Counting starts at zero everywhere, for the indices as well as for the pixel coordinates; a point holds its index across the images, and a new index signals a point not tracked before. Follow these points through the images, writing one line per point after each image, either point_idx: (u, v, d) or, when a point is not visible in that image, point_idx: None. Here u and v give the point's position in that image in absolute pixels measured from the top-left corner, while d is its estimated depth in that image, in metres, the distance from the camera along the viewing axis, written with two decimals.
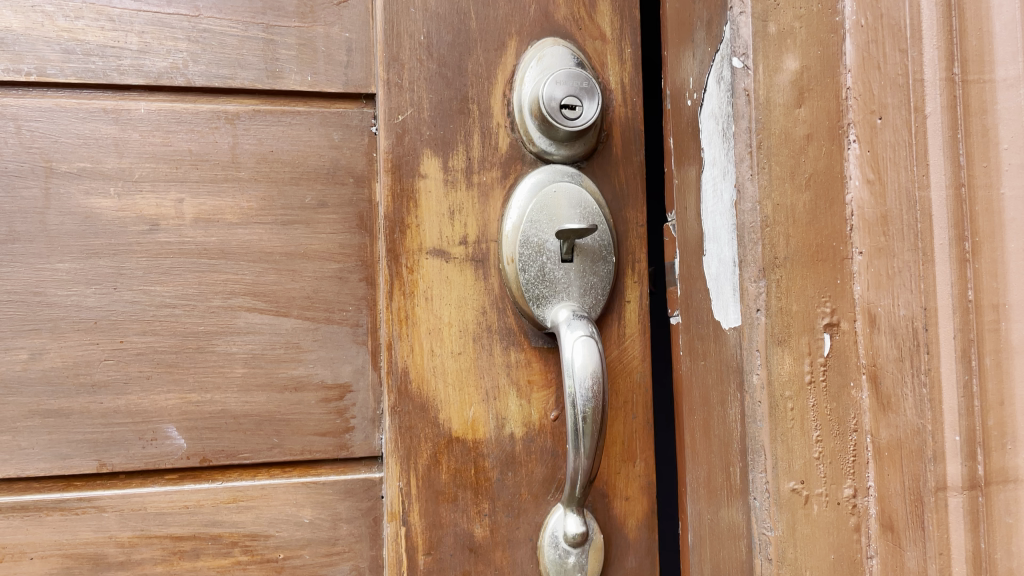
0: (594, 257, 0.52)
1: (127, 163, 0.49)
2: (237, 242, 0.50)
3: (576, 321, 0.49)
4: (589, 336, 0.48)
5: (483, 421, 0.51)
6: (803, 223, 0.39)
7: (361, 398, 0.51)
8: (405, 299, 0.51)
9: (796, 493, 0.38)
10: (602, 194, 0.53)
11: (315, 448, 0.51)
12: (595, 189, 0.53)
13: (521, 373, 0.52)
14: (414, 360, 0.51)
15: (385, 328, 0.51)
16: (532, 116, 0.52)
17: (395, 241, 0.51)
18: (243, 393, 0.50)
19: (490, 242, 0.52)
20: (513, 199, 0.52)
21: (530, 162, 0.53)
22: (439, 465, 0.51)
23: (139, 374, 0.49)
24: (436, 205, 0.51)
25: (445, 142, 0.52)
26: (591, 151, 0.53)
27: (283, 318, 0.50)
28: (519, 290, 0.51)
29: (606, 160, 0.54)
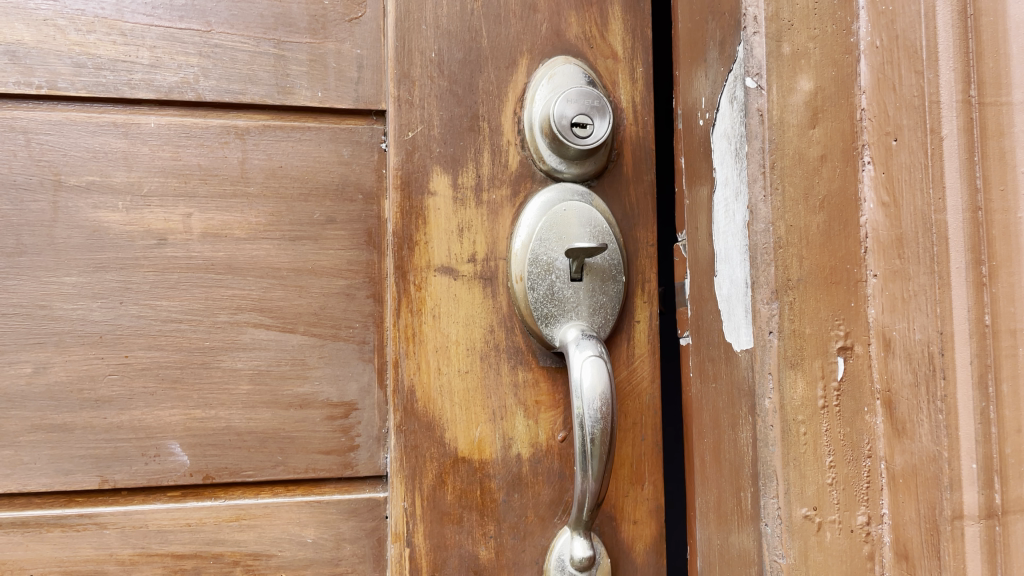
0: (604, 276, 0.51)
1: (136, 176, 0.49)
2: (244, 257, 0.50)
3: (586, 341, 0.49)
4: (598, 357, 0.47)
5: (490, 441, 0.51)
6: (817, 245, 0.38)
7: (366, 416, 0.51)
8: (413, 316, 0.50)
9: (808, 519, 0.37)
10: (612, 213, 0.53)
11: (319, 466, 0.50)
12: (606, 208, 0.53)
13: (528, 393, 0.52)
14: (420, 379, 0.50)
15: (391, 345, 0.50)
16: (542, 134, 0.51)
17: (403, 258, 0.50)
18: (248, 410, 0.49)
19: (499, 261, 0.52)
20: (522, 218, 0.52)
21: (540, 180, 0.53)
22: (445, 485, 0.50)
23: (144, 389, 0.48)
24: (445, 223, 0.51)
25: (455, 159, 0.52)
26: (601, 170, 0.53)
27: (290, 335, 0.50)
28: (528, 309, 0.50)
29: (617, 179, 0.54)
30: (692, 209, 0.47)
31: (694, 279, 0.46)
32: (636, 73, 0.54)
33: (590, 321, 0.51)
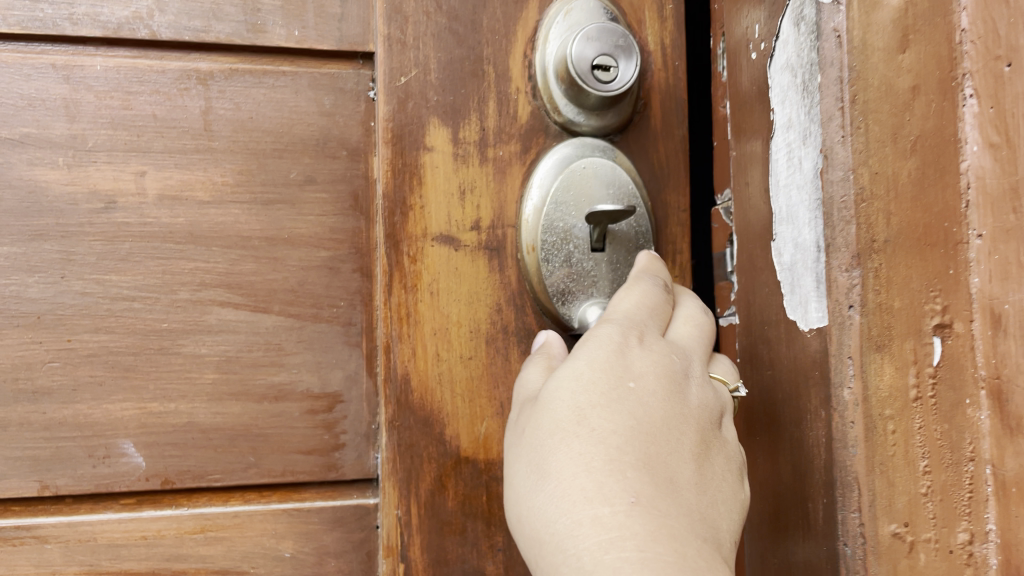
0: (629, 246, 0.44)
1: (79, 129, 0.42)
2: (208, 224, 0.43)
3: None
4: None
5: (497, 439, 0.44)
6: (908, 198, 0.31)
7: (353, 410, 0.44)
8: (407, 293, 0.43)
9: (898, 539, 0.31)
10: (638, 173, 0.46)
11: (298, 469, 0.43)
12: (628, 166, 0.45)
13: None
14: (416, 366, 0.43)
15: (382, 327, 0.43)
16: (558, 81, 0.44)
17: (395, 225, 0.43)
18: (214, 403, 0.42)
19: (507, 228, 0.44)
20: (534, 178, 0.44)
21: (554, 135, 0.45)
22: (446, 491, 0.43)
23: (90, 379, 0.41)
24: (444, 183, 0.44)
25: (455, 109, 0.44)
26: (625, 123, 0.46)
27: (263, 316, 0.43)
28: (541, 285, 0.43)
29: (644, 134, 0.46)
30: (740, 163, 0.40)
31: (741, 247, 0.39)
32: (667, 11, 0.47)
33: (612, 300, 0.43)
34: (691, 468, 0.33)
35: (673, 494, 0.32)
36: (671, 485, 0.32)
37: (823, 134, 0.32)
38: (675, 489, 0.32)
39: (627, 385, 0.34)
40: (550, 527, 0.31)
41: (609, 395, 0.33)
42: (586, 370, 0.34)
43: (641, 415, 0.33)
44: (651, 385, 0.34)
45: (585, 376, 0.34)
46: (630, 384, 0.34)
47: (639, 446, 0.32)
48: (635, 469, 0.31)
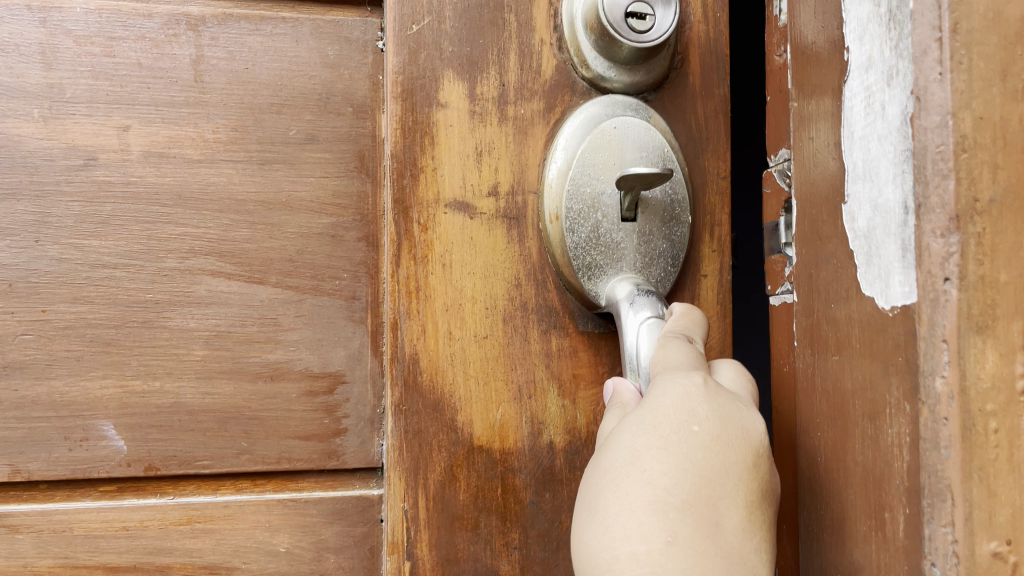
0: (664, 216, 0.40)
1: (56, 77, 0.37)
2: (198, 185, 0.39)
3: (651, 295, 0.37)
4: (659, 319, 0.36)
5: (514, 427, 0.40)
6: (1010, 153, 0.28)
7: (356, 392, 0.40)
8: (417, 265, 0.39)
9: (996, 555, 0.27)
10: (674, 135, 0.41)
11: (295, 456, 0.39)
12: (664, 127, 0.41)
13: (564, 365, 0.40)
14: (426, 345, 0.39)
15: (389, 302, 0.39)
16: (588, 31, 0.40)
17: (405, 189, 0.39)
18: (203, 382, 0.38)
19: (528, 194, 0.40)
20: (559, 139, 0.40)
21: (582, 92, 0.41)
22: (457, 483, 0.39)
23: (68, 354, 0.37)
24: (459, 144, 0.40)
25: (473, 61, 0.40)
26: (660, 80, 0.41)
27: (258, 287, 0.39)
28: (566, 258, 0.39)
29: (680, 92, 0.42)
30: (802, 118, 0.36)
31: (803, 214, 0.36)
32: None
33: (643, 274, 0.39)
34: (746, 517, 0.30)
35: (717, 540, 0.29)
36: (720, 532, 0.29)
37: (916, 73, 0.28)
38: (725, 538, 0.29)
39: (691, 429, 0.30)
40: (591, 561, 0.29)
41: (670, 438, 0.30)
42: (650, 411, 0.31)
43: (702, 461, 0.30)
44: (717, 429, 0.31)
45: (648, 419, 0.31)
46: (694, 426, 0.31)
47: (694, 491, 0.30)
48: (684, 511, 0.29)
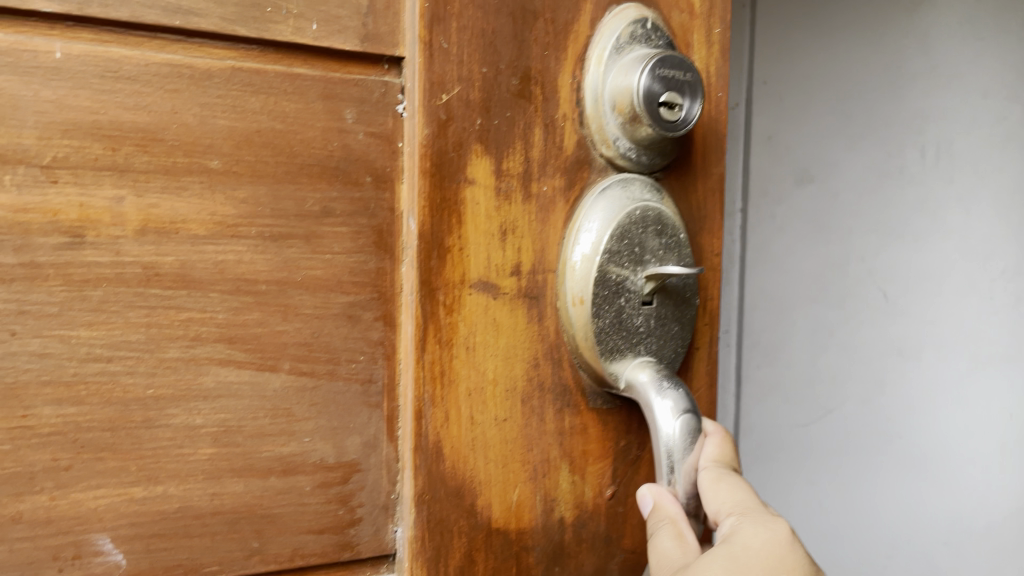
0: (676, 299, 0.41)
1: (31, 137, 0.31)
2: (205, 265, 0.34)
3: (675, 382, 0.39)
4: (689, 414, 0.39)
5: (528, 507, 0.40)
6: None
7: (371, 480, 0.38)
8: (442, 349, 0.38)
9: None
10: (681, 215, 0.42)
11: (308, 551, 0.37)
12: (675, 209, 0.42)
13: (575, 442, 0.41)
14: (449, 432, 0.38)
15: (414, 389, 0.37)
16: (613, 111, 0.40)
17: (432, 270, 0.37)
18: (211, 483, 0.35)
19: (548, 273, 0.40)
20: (580, 219, 0.40)
21: (599, 169, 0.41)
22: (475, 566, 0.39)
23: (53, 465, 0.32)
24: (486, 222, 0.38)
25: (500, 135, 0.38)
26: (672, 160, 0.42)
27: (270, 376, 0.36)
28: (588, 341, 0.39)
29: (684, 171, 0.43)
30: None
31: None
32: (709, 35, 0.44)
33: (657, 355, 0.41)
34: None
35: None
36: None
37: None
38: None
39: (777, 574, 0.36)
40: None
41: None
42: (741, 547, 0.36)
43: None
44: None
45: (739, 552, 0.36)
46: (780, 575, 0.36)
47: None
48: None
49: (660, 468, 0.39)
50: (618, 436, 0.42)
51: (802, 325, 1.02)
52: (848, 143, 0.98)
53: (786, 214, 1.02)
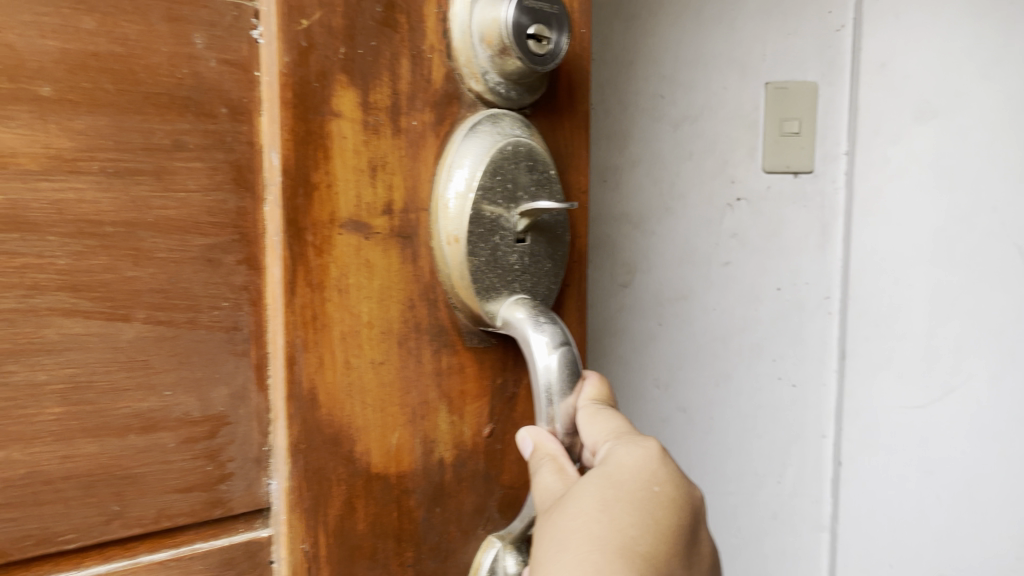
0: (548, 236, 0.41)
1: None
2: (41, 205, 0.31)
3: (548, 317, 0.40)
4: (568, 347, 0.39)
5: (408, 449, 0.39)
6: None
7: (241, 433, 0.36)
8: (312, 292, 0.36)
9: None
10: (550, 151, 0.42)
11: (176, 511, 0.35)
12: (544, 145, 0.42)
13: (453, 383, 0.41)
14: (323, 378, 0.36)
15: (284, 335, 0.35)
16: (482, 43, 0.39)
17: (298, 209, 0.35)
18: (61, 445, 0.32)
19: (421, 212, 0.39)
20: (451, 155, 0.39)
21: (469, 105, 0.40)
22: (355, 513, 0.38)
23: None
24: (354, 158, 0.36)
25: (365, 66, 0.36)
26: (539, 96, 0.42)
27: (123, 327, 0.33)
28: (463, 280, 0.39)
29: (552, 108, 0.43)
30: None
31: None
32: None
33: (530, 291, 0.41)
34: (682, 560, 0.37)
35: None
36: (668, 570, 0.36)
37: None
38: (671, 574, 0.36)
39: (653, 487, 0.37)
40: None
41: (635, 489, 0.37)
42: (616, 466, 0.37)
43: (659, 516, 0.37)
44: (668, 490, 0.38)
45: (613, 472, 0.37)
46: (654, 486, 0.37)
47: (655, 541, 0.36)
48: (647, 559, 0.35)
49: (538, 395, 0.39)
50: (492, 373, 0.42)
51: (920, 288, 0.71)
52: (978, 66, 0.67)
53: (942, 160, 0.69)
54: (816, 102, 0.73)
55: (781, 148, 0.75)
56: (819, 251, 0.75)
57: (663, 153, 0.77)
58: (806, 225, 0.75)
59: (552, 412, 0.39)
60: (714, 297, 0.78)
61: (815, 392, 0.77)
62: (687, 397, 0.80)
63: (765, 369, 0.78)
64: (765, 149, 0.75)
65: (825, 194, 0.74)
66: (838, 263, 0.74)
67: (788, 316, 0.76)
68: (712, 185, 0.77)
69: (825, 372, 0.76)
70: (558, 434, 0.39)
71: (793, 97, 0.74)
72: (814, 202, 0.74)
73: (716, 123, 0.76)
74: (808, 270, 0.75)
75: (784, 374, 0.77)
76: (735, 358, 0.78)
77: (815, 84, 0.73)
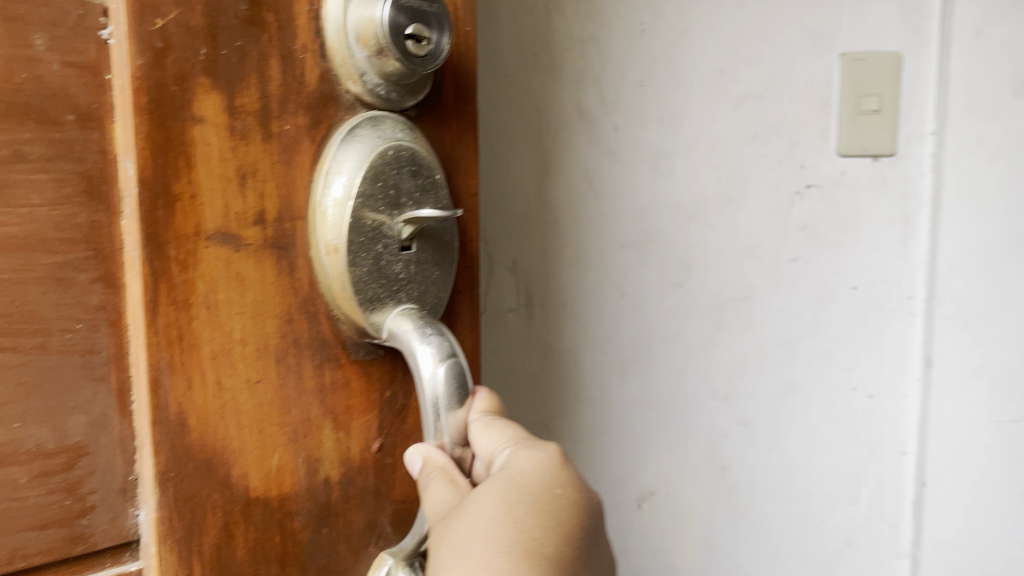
0: (434, 242, 0.40)
1: None
2: None
3: (432, 326, 0.38)
4: (454, 361, 0.37)
5: (290, 470, 0.38)
6: None
7: (103, 463, 0.33)
8: (179, 310, 0.34)
9: None
10: (434, 152, 0.41)
11: (31, 550, 0.32)
12: (429, 147, 0.40)
13: (338, 398, 0.39)
14: (193, 400, 0.34)
15: (147, 357, 0.33)
16: (359, 43, 0.37)
17: (158, 222, 0.33)
18: None
19: (298, 220, 0.37)
20: (327, 160, 0.37)
21: (347, 107, 0.38)
22: (234, 540, 0.36)
23: None
24: (221, 166, 0.34)
25: (230, 68, 0.34)
26: (424, 95, 0.40)
27: None
28: (345, 291, 0.37)
29: (437, 109, 0.41)
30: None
31: None
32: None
33: (417, 301, 0.39)
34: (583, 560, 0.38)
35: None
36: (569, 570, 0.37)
37: None
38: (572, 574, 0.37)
39: (554, 490, 0.38)
40: None
41: (536, 493, 0.37)
42: (516, 471, 0.37)
43: (560, 518, 0.37)
44: (567, 491, 0.38)
45: (515, 477, 0.37)
46: (554, 489, 0.38)
47: (557, 543, 0.37)
48: (550, 561, 0.36)
49: (425, 410, 0.37)
50: (382, 386, 0.41)
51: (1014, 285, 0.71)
52: None
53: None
54: (898, 77, 0.70)
55: (855, 130, 0.71)
56: (901, 246, 0.72)
57: (725, 137, 0.72)
58: (885, 218, 0.72)
59: (440, 427, 0.37)
60: (780, 297, 0.74)
61: (893, 402, 0.74)
62: (746, 407, 0.76)
63: (838, 377, 0.74)
64: (840, 130, 0.71)
65: (907, 180, 0.71)
66: (919, 259, 0.72)
67: (864, 319, 0.73)
68: (783, 171, 0.72)
69: (907, 382, 0.74)
70: (446, 449, 0.38)
71: (873, 70, 0.70)
72: (897, 189, 0.71)
73: (790, 101, 0.71)
74: (886, 267, 0.72)
75: (858, 384, 0.74)
76: (800, 364, 0.74)
77: (898, 54, 0.70)
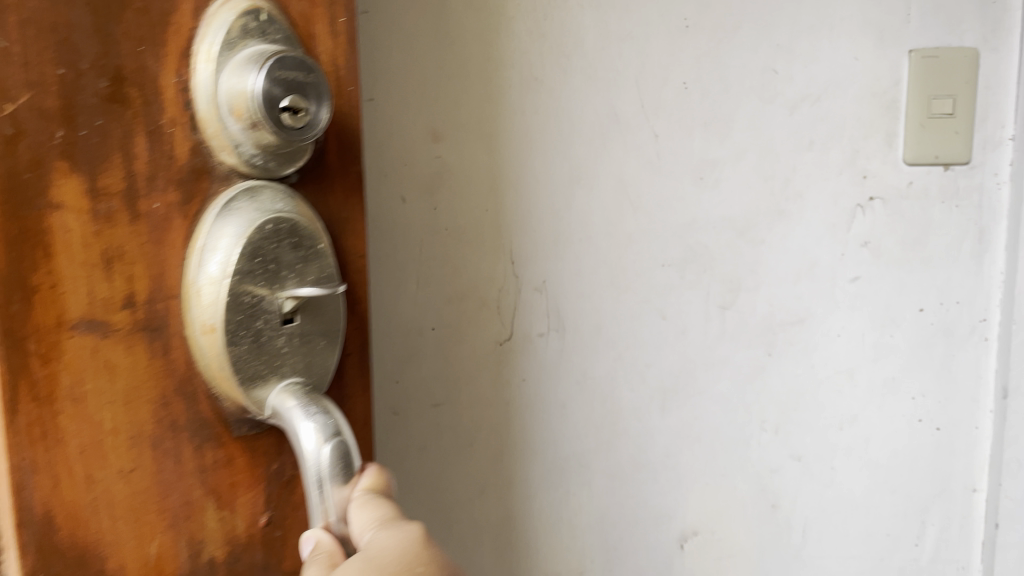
0: (320, 311, 0.39)
1: None
2: None
3: (314, 405, 0.38)
4: (340, 439, 0.36)
5: (172, 556, 0.36)
6: None
7: None
8: (43, 409, 0.31)
9: None
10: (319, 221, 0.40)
11: None
12: (310, 213, 0.39)
13: (221, 476, 0.38)
14: (63, 495, 0.32)
15: (7, 459, 0.31)
16: (232, 115, 0.35)
17: (15, 317, 0.30)
18: None
19: (170, 300, 0.35)
20: (201, 237, 0.36)
21: (222, 177, 0.36)
22: None
23: None
24: (85, 250, 0.32)
25: (93, 146, 0.32)
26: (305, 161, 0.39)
27: None
28: (224, 368, 0.36)
29: (319, 171, 0.40)
30: None
31: None
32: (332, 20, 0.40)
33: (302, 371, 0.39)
34: None
35: None
36: None
37: None
38: None
39: (415, 570, 0.34)
40: None
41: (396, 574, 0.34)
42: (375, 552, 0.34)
43: None
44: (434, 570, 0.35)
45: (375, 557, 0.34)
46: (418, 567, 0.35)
47: None
48: None
49: (310, 486, 0.36)
50: (265, 456, 0.40)
51: None
52: None
53: None
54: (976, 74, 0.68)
55: (925, 138, 0.69)
56: (976, 263, 0.71)
57: (777, 143, 0.69)
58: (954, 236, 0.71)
59: (325, 504, 0.36)
60: (839, 320, 0.72)
61: (965, 437, 0.74)
62: (801, 441, 0.75)
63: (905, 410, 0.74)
64: (909, 136, 0.69)
65: (984, 192, 0.70)
66: (997, 276, 0.71)
67: (935, 343, 0.72)
68: (844, 179, 0.70)
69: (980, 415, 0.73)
70: (331, 527, 0.37)
71: (946, 68, 0.68)
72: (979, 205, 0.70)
73: (843, 105, 0.69)
74: (958, 285, 0.71)
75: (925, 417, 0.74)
76: (856, 390, 0.74)
77: (976, 51, 0.68)
